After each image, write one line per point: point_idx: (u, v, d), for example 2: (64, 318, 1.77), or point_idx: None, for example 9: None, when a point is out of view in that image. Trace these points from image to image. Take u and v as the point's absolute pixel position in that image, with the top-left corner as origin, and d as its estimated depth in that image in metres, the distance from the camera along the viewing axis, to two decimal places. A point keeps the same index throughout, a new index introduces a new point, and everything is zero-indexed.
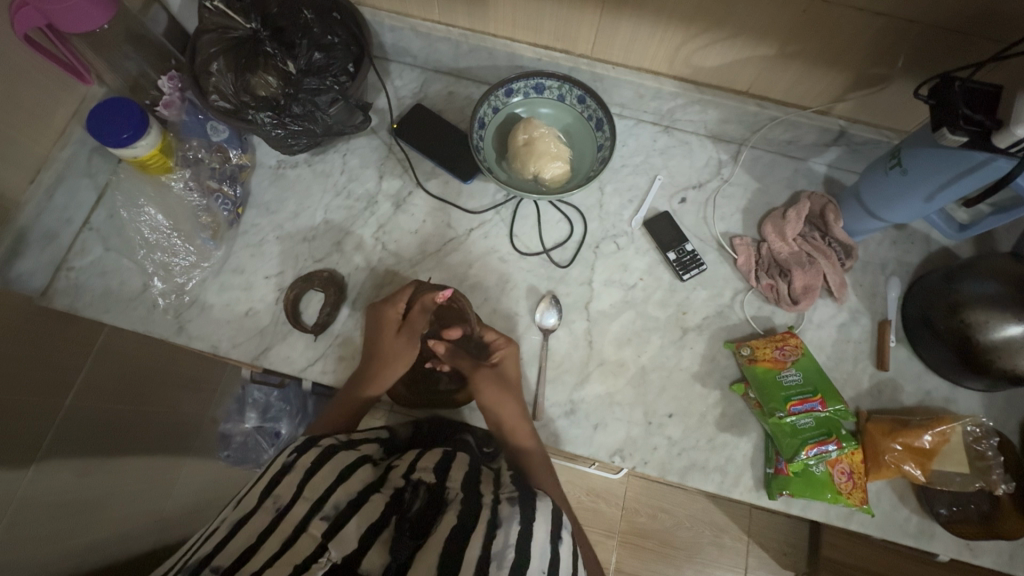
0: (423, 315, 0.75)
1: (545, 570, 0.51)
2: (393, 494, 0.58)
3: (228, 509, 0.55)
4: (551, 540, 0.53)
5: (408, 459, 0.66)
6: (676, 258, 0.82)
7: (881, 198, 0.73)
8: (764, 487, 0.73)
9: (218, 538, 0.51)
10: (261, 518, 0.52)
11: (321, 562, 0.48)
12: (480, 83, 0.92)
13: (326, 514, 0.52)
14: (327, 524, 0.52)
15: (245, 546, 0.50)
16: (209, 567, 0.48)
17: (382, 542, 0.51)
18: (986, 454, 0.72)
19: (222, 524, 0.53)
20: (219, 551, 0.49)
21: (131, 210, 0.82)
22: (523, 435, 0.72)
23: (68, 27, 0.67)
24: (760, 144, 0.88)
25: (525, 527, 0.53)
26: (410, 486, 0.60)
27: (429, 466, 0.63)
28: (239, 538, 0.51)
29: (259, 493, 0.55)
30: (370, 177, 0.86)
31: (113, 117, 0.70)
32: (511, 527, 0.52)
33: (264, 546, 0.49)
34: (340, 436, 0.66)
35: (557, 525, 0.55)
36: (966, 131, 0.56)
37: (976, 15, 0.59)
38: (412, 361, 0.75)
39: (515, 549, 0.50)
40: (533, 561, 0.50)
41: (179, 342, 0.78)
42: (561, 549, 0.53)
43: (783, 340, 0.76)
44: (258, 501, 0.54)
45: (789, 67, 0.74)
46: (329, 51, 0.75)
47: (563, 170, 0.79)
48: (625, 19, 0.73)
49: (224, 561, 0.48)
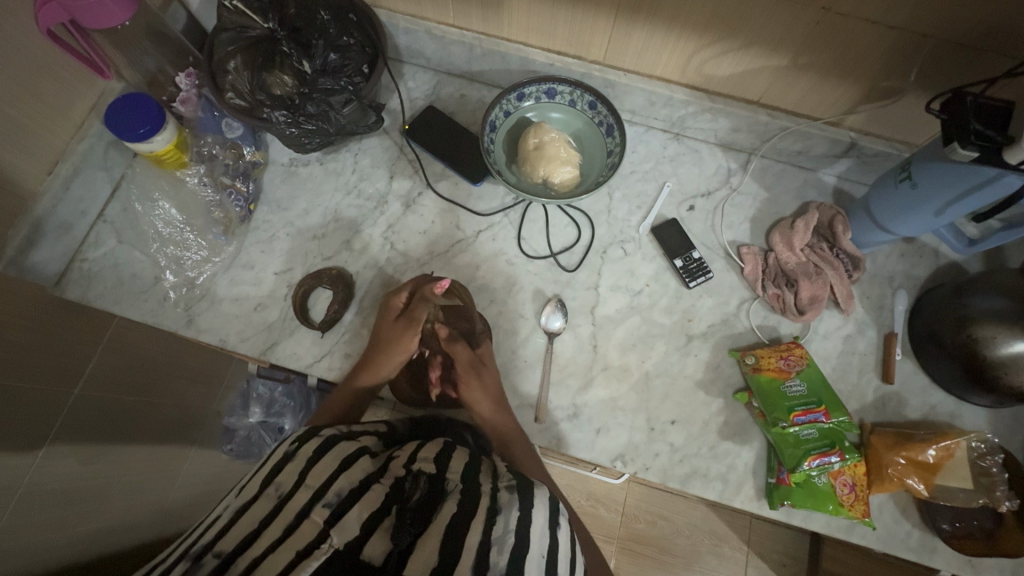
0: (424, 306, 0.75)
1: (544, 553, 0.52)
2: (394, 484, 0.58)
3: (231, 496, 0.55)
4: (550, 526, 0.55)
5: (408, 450, 0.66)
6: (682, 265, 0.82)
7: (891, 210, 0.73)
8: (765, 496, 0.73)
9: (221, 524, 0.52)
10: (264, 505, 0.53)
11: (322, 548, 0.48)
12: (492, 86, 0.93)
13: (328, 500, 0.53)
14: (329, 511, 0.52)
15: (248, 531, 0.50)
16: (212, 552, 0.49)
17: (383, 531, 0.52)
18: (991, 470, 0.72)
19: (224, 512, 0.53)
20: (222, 536, 0.50)
21: (146, 203, 0.83)
22: (501, 425, 0.72)
23: (90, 23, 0.68)
24: (771, 153, 0.88)
25: (524, 513, 0.55)
26: (410, 476, 0.60)
27: (430, 456, 0.64)
28: (242, 522, 0.51)
29: (260, 482, 0.56)
30: (381, 177, 0.87)
31: (130, 111, 0.71)
32: (510, 514, 0.54)
33: (266, 531, 0.50)
34: (340, 427, 0.66)
35: (556, 519, 0.57)
36: (976, 146, 0.56)
37: (992, 30, 0.59)
38: (403, 348, 0.74)
39: (514, 535, 0.52)
40: (532, 546, 0.52)
41: (188, 334, 0.79)
42: (559, 537, 0.55)
43: (788, 350, 0.76)
44: (260, 489, 0.55)
45: (801, 78, 0.74)
46: (344, 52, 0.75)
47: (573, 175, 0.79)
48: (639, 27, 0.73)
49: (227, 547, 0.49)
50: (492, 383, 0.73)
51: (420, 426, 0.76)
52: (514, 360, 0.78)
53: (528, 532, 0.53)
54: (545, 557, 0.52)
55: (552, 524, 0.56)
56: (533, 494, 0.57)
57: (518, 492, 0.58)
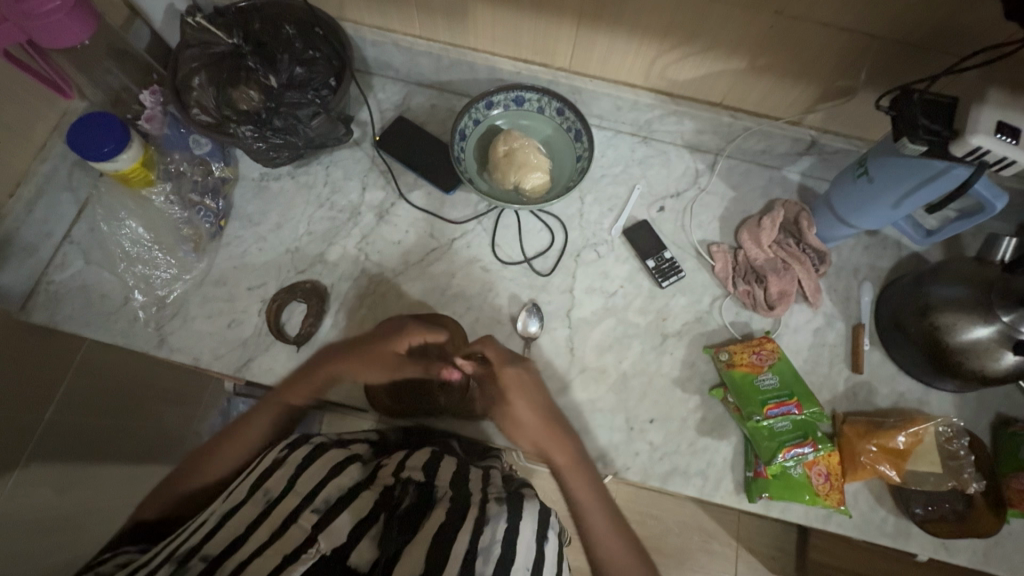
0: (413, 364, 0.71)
1: (529, 566, 0.53)
2: (382, 492, 0.58)
3: (217, 502, 0.55)
4: (537, 538, 0.56)
5: (397, 458, 0.66)
6: (655, 265, 0.84)
7: (852, 205, 0.75)
8: (743, 490, 0.74)
9: (207, 529, 0.51)
10: (250, 511, 0.52)
11: (310, 553, 0.48)
12: (462, 95, 0.93)
13: (316, 507, 0.53)
14: (318, 517, 0.52)
15: (236, 534, 0.50)
16: (197, 556, 0.48)
17: (371, 538, 0.52)
18: (958, 453, 0.74)
19: (211, 516, 0.53)
20: (207, 541, 0.49)
21: (111, 223, 0.82)
22: (540, 441, 0.68)
23: (47, 43, 0.67)
24: (736, 154, 0.90)
25: (512, 524, 0.55)
26: (399, 483, 0.60)
27: (418, 465, 0.64)
28: (228, 528, 0.51)
29: (249, 488, 0.56)
30: (353, 188, 0.87)
31: (92, 131, 0.70)
32: (498, 523, 0.55)
33: (254, 535, 0.50)
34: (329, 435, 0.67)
35: (543, 527, 0.58)
36: (924, 141, 0.58)
37: (938, 29, 0.62)
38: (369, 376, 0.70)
39: (500, 545, 0.53)
40: (518, 558, 0.53)
41: (159, 354, 0.78)
42: (546, 548, 0.56)
43: (761, 345, 0.77)
44: (248, 495, 0.55)
45: (761, 80, 0.76)
46: (310, 66, 0.77)
47: (543, 180, 0.80)
48: (602, 34, 0.75)
49: (214, 550, 0.48)
50: (536, 401, 0.69)
51: (411, 436, 0.73)
52: None
53: (516, 543, 0.54)
54: (531, 569, 0.53)
55: (539, 535, 0.56)
56: (522, 503, 0.59)
57: (506, 502, 0.58)
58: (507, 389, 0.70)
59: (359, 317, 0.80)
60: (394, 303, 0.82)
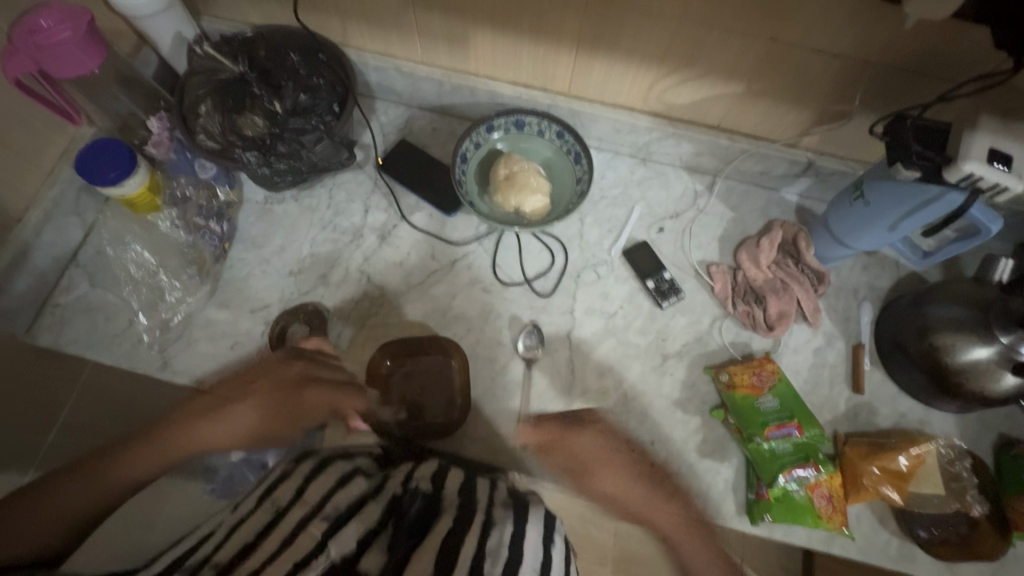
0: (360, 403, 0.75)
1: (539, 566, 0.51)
2: (390, 504, 0.59)
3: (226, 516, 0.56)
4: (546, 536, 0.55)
5: (403, 470, 0.66)
6: (654, 286, 0.84)
7: (850, 227, 0.75)
8: (746, 512, 0.74)
9: (218, 536, 0.51)
10: (260, 517, 0.53)
11: (319, 560, 0.49)
12: (463, 118, 0.94)
13: (326, 515, 0.54)
14: (325, 525, 0.53)
15: (245, 542, 0.50)
16: (208, 563, 0.47)
17: (380, 543, 0.52)
18: (961, 475, 0.73)
19: (222, 525, 0.54)
20: (218, 549, 0.49)
21: (117, 248, 0.83)
22: (660, 515, 0.68)
23: (57, 71, 0.68)
24: (734, 175, 0.91)
25: (519, 526, 0.55)
26: (408, 493, 0.61)
27: (426, 475, 0.65)
28: (237, 537, 0.51)
29: (257, 499, 0.57)
30: (356, 211, 0.88)
31: (100, 158, 0.72)
32: (505, 527, 0.55)
33: (266, 539, 0.50)
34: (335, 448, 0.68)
35: (550, 530, 0.56)
36: (918, 167, 0.59)
37: (930, 57, 0.63)
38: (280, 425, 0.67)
39: (509, 546, 0.52)
40: (528, 559, 0.51)
41: (162, 376, 0.79)
42: (556, 547, 0.55)
43: (761, 366, 0.78)
44: (257, 504, 0.56)
45: (758, 104, 0.77)
46: (314, 92, 0.78)
47: (543, 203, 0.81)
48: (600, 60, 0.76)
49: (224, 557, 0.48)
50: (621, 464, 0.71)
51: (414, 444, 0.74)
52: (495, 386, 0.79)
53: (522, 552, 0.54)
54: (542, 566, 0.51)
55: (547, 537, 0.55)
56: (527, 509, 0.58)
57: (512, 509, 0.58)
58: (583, 458, 0.71)
59: (360, 338, 0.81)
60: (394, 323, 0.82)
